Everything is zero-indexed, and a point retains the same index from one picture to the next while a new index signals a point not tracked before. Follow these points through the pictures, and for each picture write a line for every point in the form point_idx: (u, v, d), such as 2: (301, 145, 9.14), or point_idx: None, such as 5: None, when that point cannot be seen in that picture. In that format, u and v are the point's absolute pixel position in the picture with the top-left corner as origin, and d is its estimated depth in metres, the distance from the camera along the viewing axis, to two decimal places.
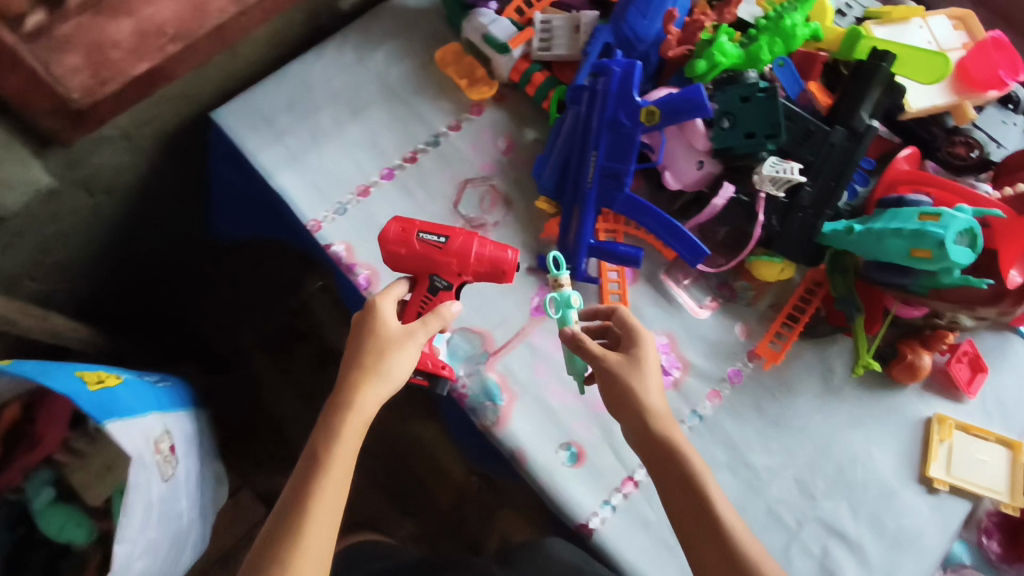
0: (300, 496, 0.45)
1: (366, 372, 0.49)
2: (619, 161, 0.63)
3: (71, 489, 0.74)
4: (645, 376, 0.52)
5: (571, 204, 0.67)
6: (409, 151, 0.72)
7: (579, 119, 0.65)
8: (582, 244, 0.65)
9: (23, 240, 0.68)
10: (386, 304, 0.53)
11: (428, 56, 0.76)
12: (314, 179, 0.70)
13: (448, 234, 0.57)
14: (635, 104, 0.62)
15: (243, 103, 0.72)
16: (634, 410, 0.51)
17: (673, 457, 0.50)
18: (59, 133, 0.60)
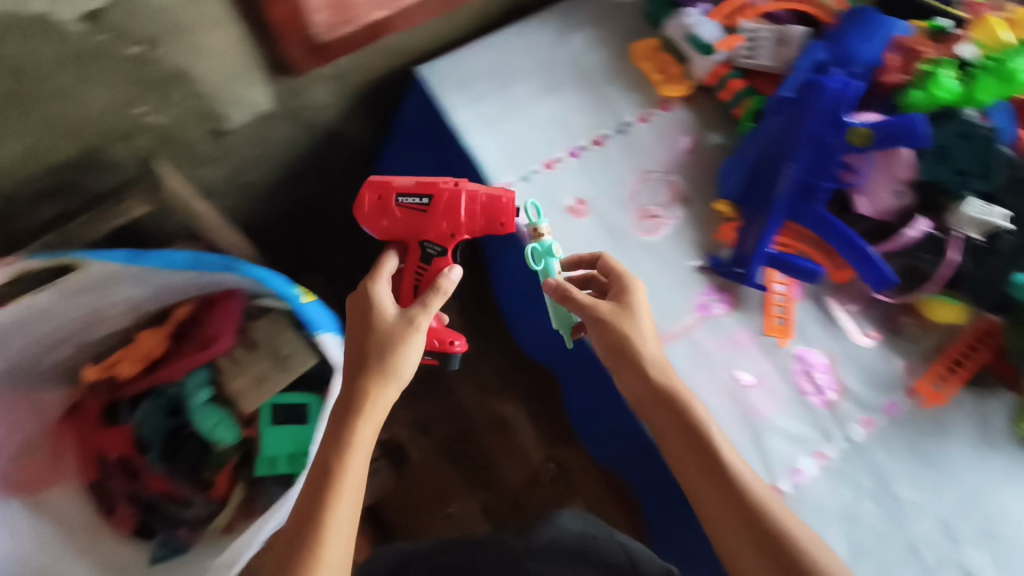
0: (325, 472, 0.49)
1: (374, 351, 0.52)
2: (815, 176, 0.65)
3: (225, 393, 0.80)
4: (633, 319, 0.57)
5: (755, 211, 0.68)
6: (596, 134, 0.74)
7: (779, 130, 0.66)
8: (760, 252, 0.67)
9: (229, 157, 0.73)
10: (380, 289, 0.55)
11: (624, 46, 0.78)
12: (505, 145, 0.73)
13: (430, 195, 0.59)
14: (846, 123, 0.63)
15: (447, 64, 0.75)
16: (636, 363, 0.56)
17: (674, 410, 0.54)
18: (296, 64, 0.65)
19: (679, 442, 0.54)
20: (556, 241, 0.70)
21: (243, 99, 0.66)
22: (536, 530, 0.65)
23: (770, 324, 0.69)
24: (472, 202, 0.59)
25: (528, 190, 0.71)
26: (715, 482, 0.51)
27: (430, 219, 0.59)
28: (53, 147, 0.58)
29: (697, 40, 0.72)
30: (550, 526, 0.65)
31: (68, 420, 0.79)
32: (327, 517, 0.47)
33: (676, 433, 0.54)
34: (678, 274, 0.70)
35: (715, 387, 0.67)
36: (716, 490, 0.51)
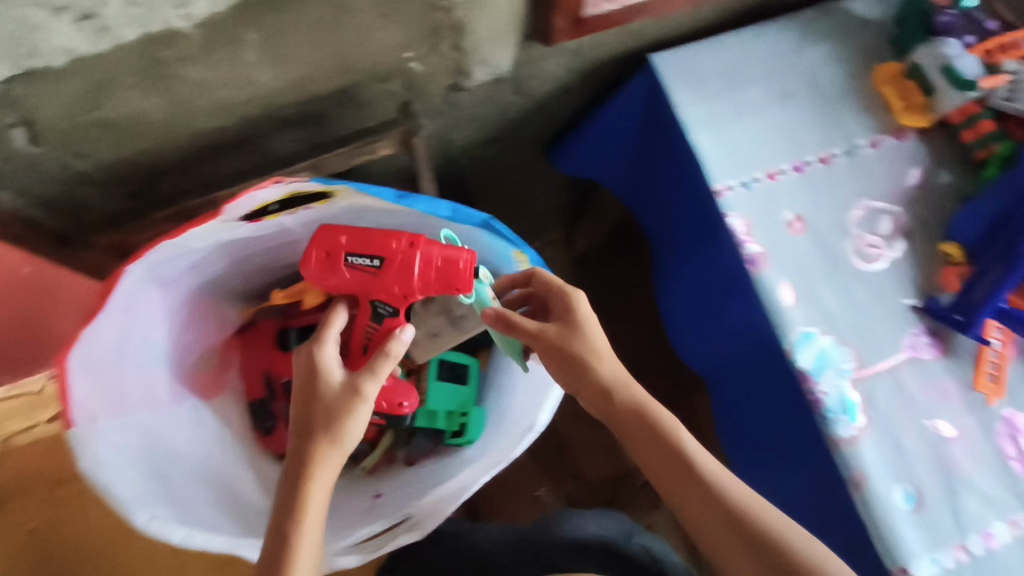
0: (291, 503, 0.55)
1: (330, 399, 0.58)
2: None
3: None
4: (574, 336, 0.61)
5: (992, 260, 0.66)
6: (824, 152, 0.72)
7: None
8: (992, 304, 0.64)
9: (451, 112, 0.74)
10: (328, 350, 0.60)
11: (863, 67, 0.75)
12: (729, 148, 0.71)
13: (380, 257, 0.59)
14: None
15: (683, 55, 0.74)
16: (593, 386, 0.61)
17: (641, 424, 0.60)
18: (556, 33, 0.64)
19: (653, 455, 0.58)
20: (769, 254, 0.68)
21: (493, 59, 0.66)
22: (560, 528, 0.74)
23: (981, 380, 0.66)
24: (426, 264, 0.59)
25: (747, 197, 0.70)
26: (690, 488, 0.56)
27: (380, 281, 0.60)
28: (323, 77, 0.59)
29: (955, 73, 0.67)
30: (574, 530, 0.73)
31: (239, 336, 0.84)
32: (298, 532, 0.54)
33: (647, 445, 0.59)
34: (890, 311, 0.68)
35: (914, 433, 0.65)
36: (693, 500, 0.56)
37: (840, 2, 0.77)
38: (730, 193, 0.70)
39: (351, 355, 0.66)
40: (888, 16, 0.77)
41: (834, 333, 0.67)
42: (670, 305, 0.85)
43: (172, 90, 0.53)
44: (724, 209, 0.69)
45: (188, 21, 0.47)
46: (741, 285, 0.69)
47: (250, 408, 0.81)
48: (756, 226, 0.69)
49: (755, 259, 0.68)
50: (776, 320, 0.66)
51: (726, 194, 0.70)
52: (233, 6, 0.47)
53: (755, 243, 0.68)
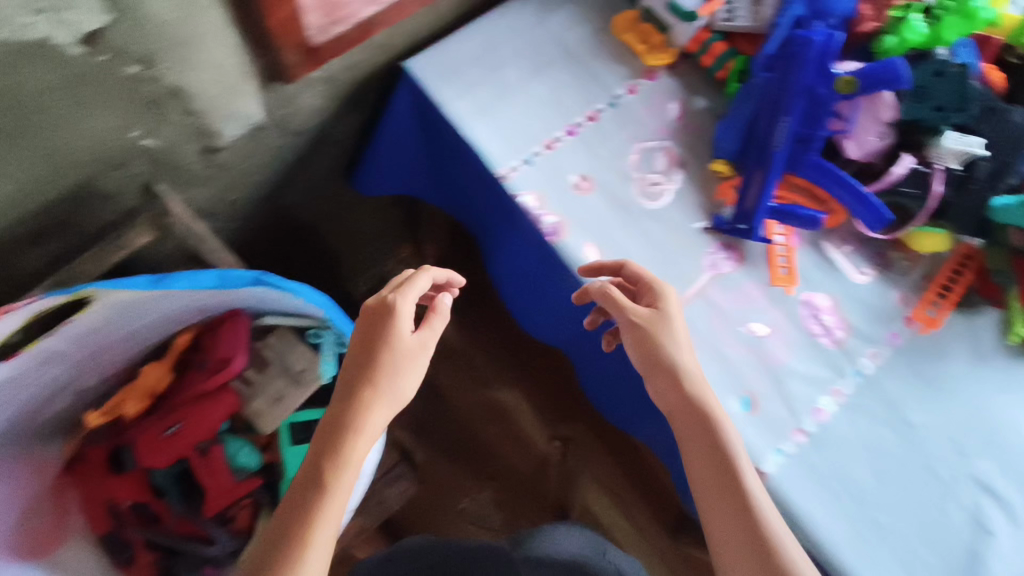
0: (297, 525, 0.48)
1: (353, 452, 0.51)
2: (810, 127, 0.68)
3: (245, 420, 0.76)
4: (674, 323, 0.60)
5: (754, 166, 0.71)
6: (590, 110, 0.75)
7: (771, 85, 0.68)
8: (762, 205, 0.70)
9: (222, 174, 0.71)
10: (370, 398, 0.53)
11: (604, 22, 0.79)
12: (504, 132, 0.73)
13: (178, 420, 0.73)
14: (832, 73, 0.66)
15: (435, 54, 0.75)
16: (675, 377, 0.58)
17: (700, 423, 0.57)
18: (291, 70, 0.62)
19: (700, 439, 0.56)
20: (567, 220, 0.70)
21: (236, 110, 0.63)
22: None
23: (776, 275, 0.72)
24: (201, 386, 0.73)
25: (533, 173, 0.71)
26: (731, 485, 0.54)
27: (193, 427, 0.73)
28: (49, 179, 0.55)
29: (677, 8, 0.74)
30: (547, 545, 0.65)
31: (69, 474, 0.74)
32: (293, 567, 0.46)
33: (684, 422, 0.57)
34: (685, 239, 0.72)
35: (735, 342, 0.69)
36: (714, 487, 0.55)
37: None
38: (515, 174, 0.71)
39: (209, 503, 0.74)
40: None
41: None
42: (510, 291, 0.85)
43: None
44: (513, 191, 0.71)
45: None
46: (551, 257, 0.71)
47: (102, 544, 0.72)
48: (547, 198, 0.71)
49: (554, 229, 0.70)
50: (587, 282, 0.69)
51: (511, 176, 0.71)
52: None
53: (550, 214, 0.70)
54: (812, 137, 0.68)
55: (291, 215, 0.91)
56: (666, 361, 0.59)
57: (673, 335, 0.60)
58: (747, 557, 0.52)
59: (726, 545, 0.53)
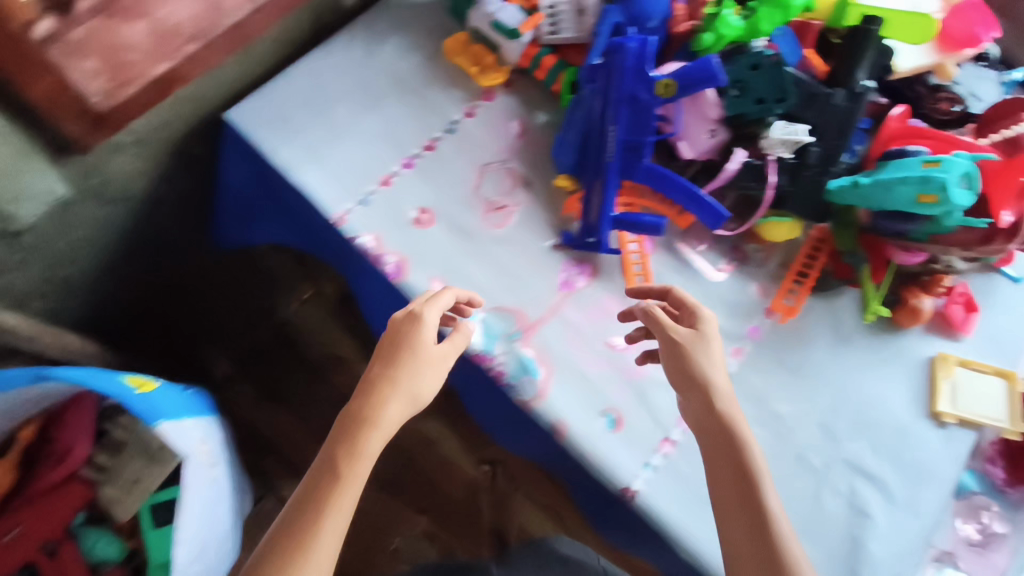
0: (307, 522, 0.45)
1: (367, 448, 0.49)
2: (638, 134, 0.66)
3: (102, 510, 0.71)
4: (711, 344, 0.58)
5: (592, 179, 0.69)
6: (426, 140, 0.73)
7: (597, 95, 0.66)
8: (605, 218, 0.68)
9: (36, 254, 0.67)
10: (389, 401, 0.50)
11: (435, 46, 0.77)
12: (336, 174, 0.70)
13: (15, 524, 0.68)
14: (651, 78, 0.64)
15: (256, 101, 0.71)
16: (703, 396, 0.57)
17: (720, 434, 0.55)
18: (79, 139, 0.59)
19: (713, 445, 0.55)
20: (409, 257, 0.68)
21: (30, 188, 0.60)
22: None
23: (632, 284, 0.70)
24: (43, 481, 0.69)
25: (370, 214, 0.69)
26: (748, 488, 0.53)
27: (34, 529, 0.68)
28: None
29: (500, 27, 0.73)
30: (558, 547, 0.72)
31: None
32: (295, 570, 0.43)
33: (710, 435, 0.56)
34: (535, 261, 0.69)
35: (594, 359, 0.67)
36: (725, 479, 0.54)
37: None
38: (351, 217, 0.68)
39: None
40: None
41: (493, 303, 0.68)
42: (383, 333, 0.82)
43: None
44: (350, 234, 0.68)
45: None
46: (400, 297, 0.68)
47: None
48: (386, 237, 0.68)
49: (398, 269, 0.67)
50: (435, 319, 0.66)
51: (346, 219, 0.68)
52: None
53: (391, 253, 0.68)
54: (641, 143, 0.67)
55: (146, 281, 0.86)
56: (698, 378, 0.57)
57: (707, 357, 0.58)
58: (756, 557, 0.50)
59: (735, 545, 0.52)
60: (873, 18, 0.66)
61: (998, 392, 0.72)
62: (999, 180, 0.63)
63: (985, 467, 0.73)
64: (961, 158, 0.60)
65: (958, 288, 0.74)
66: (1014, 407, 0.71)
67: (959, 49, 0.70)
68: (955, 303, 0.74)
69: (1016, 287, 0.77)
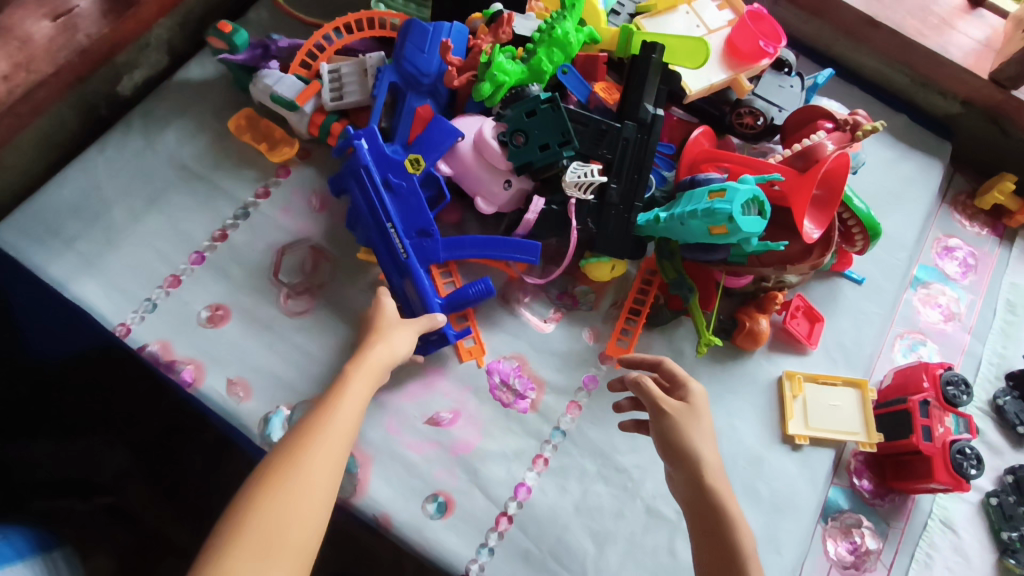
0: (322, 411, 0.49)
1: (370, 360, 0.54)
2: (416, 217, 0.64)
3: None
4: (703, 422, 0.52)
5: (399, 283, 0.64)
6: (218, 229, 0.68)
7: (363, 200, 0.64)
8: (432, 305, 0.62)
9: None
10: (378, 345, 0.56)
11: (222, 126, 0.73)
12: (116, 281, 0.64)
13: None
14: (396, 160, 0.64)
15: (21, 213, 0.65)
16: (694, 476, 0.50)
17: (709, 511, 0.49)
18: None
19: (701, 528, 0.49)
20: (202, 361, 0.62)
21: None
22: None
23: (462, 349, 0.65)
24: None
25: (156, 320, 0.63)
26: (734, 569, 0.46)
27: None
28: None
29: (279, 99, 0.69)
30: None
31: None
32: (311, 442, 0.47)
33: (701, 511, 0.49)
34: (341, 345, 0.64)
35: (415, 440, 0.61)
36: (706, 546, 0.48)
37: (173, 77, 0.74)
38: (135, 326, 0.63)
39: None
40: (224, 68, 0.76)
41: (299, 398, 0.62)
42: None
43: None
44: (136, 345, 0.62)
45: None
46: (200, 404, 0.63)
47: None
48: (175, 343, 0.62)
49: (193, 376, 0.61)
50: (236, 426, 0.60)
51: (131, 329, 0.62)
52: None
53: (184, 359, 0.62)
54: (427, 224, 0.64)
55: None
56: (689, 455, 0.51)
57: (704, 433, 0.52)
58: None
59: None
60: (653, 44, 0.64)
61: (851, 403, 0.67)
62: (798, 196, 0.60)
63: (852, 482, 0.69)
64: (745, 183, 0.57)
65: (794, 302, 0.70)
66: (868, 416, 0.67)
67: (754, 62, 0.68)
68: (796, 317, 0.70)
69: (859, 287, 0.75)
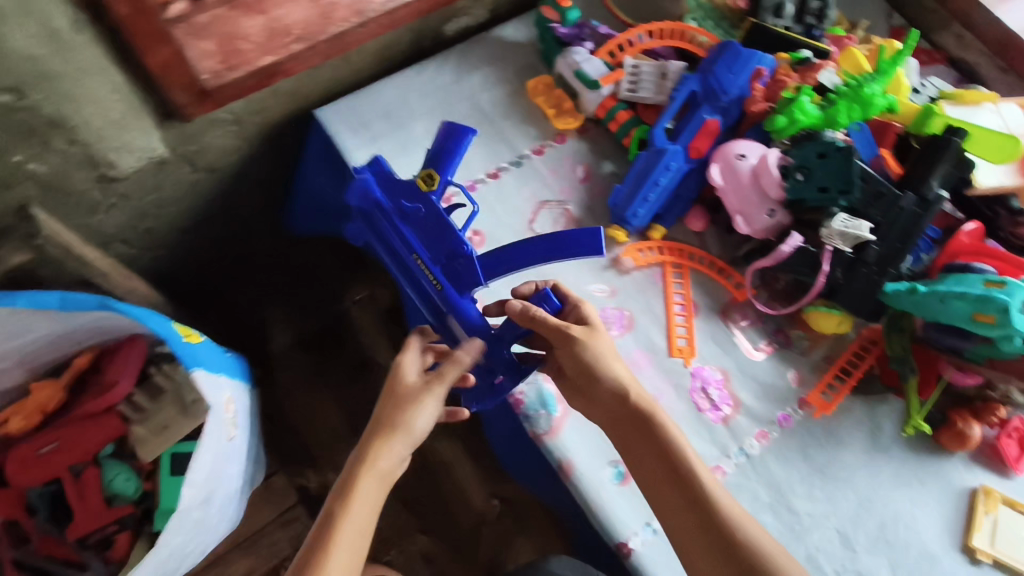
0: (316, 553, 0.49)
1: (365, 476, 0.52)
2: (439, 242, 0.59)
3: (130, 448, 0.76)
4: (603, 337, 0.59)
5: (441, 318, 0.60)
6: (493, 168, 0.76)
7: (390, 244, 0.62)
8: (475, 327, 0.58)
9: (126, 204, 0.74)
10: (382, 440, 0.53)
11: (520, 84, 0.82)
12: (402, 182, 0.74)
13: (51, 444, 0.74)
14: (411, 186, 0.60)
15: (346, 105, 0.77)
16: (617, 391, 0.57)
17: (647, 430, 0.56)
18: (185, 107, 0.66)
19: (646, 445, 0.56)
20: None
21: (132, 143, 0.67)
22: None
23: (673, 346, 0.70)
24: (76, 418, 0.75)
25: None
26: (685, 478, 0.54)
27: (61, 453, 0.73)
28: None
29: (584, 76, 0.76)
30: None
31: None
32: None
33: (637, 426, 0.56)
34: None
35: None
36: (655, 461, 0.55)
37: (491, 32, 0.84)
38: None
39: (74, 526, 0.73)
40: (534, 37, 0.85)
41: None
42: None
43: None
44: None
45: None
46: None
47: None
48: None
49: None
50: None
51: None
52: None
53: None
54: (453, 252, 0.58)
55: (229, 261, 0.95)
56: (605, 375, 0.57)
57: (599, 353, 0.58)
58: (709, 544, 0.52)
59: (688, 537, 0.53)
60: (957, 129, 0.66)
61: None
62: None
63: None
64: None
65: (1015, 423, 0.67)
66: None
67: None
68: (1010, 438, 0.67)
69: None
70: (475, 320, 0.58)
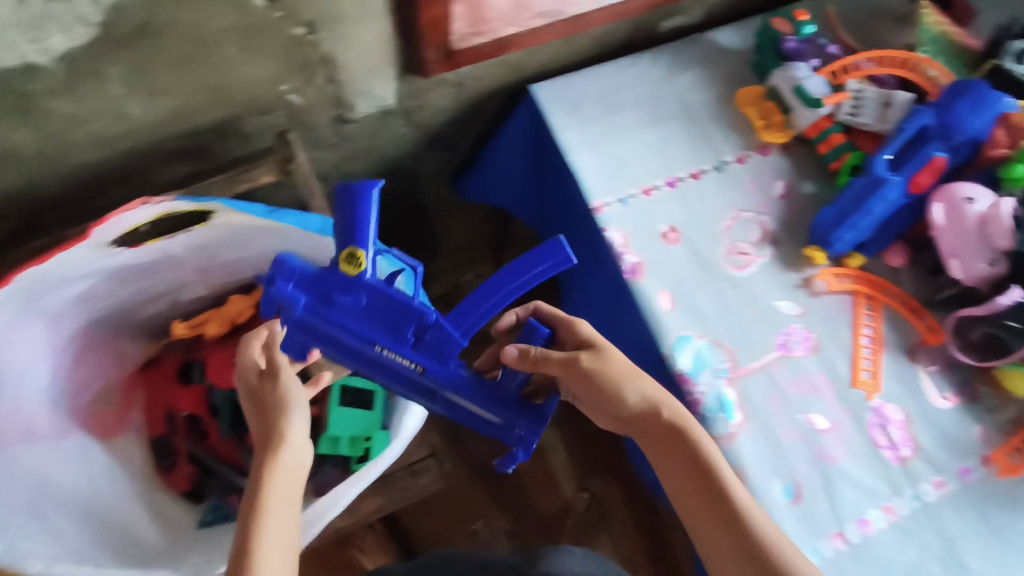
0: (241, 561, 0.49)
1: (273, 481, 0.53)
2: (400, 331, 0.51)
3: None
4: (615, 357, 0.58)
5: (437, 396, 0.55)
6: (695, 169, 0.77)
7: (358, 353, 0.51)
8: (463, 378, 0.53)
9: (344, 145, 0.78)
10: (283, 452, 0.54)
11: (728, 91, 0.81)
12: (608, 167, 0.76)
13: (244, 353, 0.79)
14: (330, 272, 0.50)
15: (560, 85, 0.79)
16: (644, 407, 0.57)
17: (679, 447, 0.57)
18: (430, 64, 0.68)
19: (680, 462, 0.57)
20: (647, 264, 0.72)
21: (372, 91, 0.71)
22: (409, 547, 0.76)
23: (857, 377, 0.69)
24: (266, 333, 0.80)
25: (624, 213, 0.74)
26: (715, 498, 0.55)
27: None
28: (200, 112, 0.63)
29: (804, 93, 0.74)
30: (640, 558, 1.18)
31: (141, 373, 0.83)
32: None
33: (670, 443, 0.57)
34: (757, 311, 0.71)
35: (790, 427, 0.67)
36: (688, 480, 0.57)
37: (706, 34, 0.84)
38: (608, 209, 0.73)
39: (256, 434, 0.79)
40: (748, 45, 0.84)
41: (710, 336, 0.69)
42: None
43: (55, 129, 0.57)
44: (602, 224, 0.73)
45: (47, 56, 0.50)
46: (625, 295, 0.72)
47: (152, 447, 0.79)
48: (632, 239, 0.72)
49: (633, 269, 0.71)
50: (654, 326, 0.69)
51: (604, 210, 0.73)
52: (94, 39, 0.51)
53: (633, 254, 0.72)
54: (421, 321, 0.51)
55: (400, 215, 0.99)
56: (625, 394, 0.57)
57: (615, 368, 0.57)
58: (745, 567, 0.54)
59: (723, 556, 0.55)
60: None
61: None
62: None
63: None
64: None
65: None
66: None
67: None
68: None
69: None
70: (465, 380, 0.53)
